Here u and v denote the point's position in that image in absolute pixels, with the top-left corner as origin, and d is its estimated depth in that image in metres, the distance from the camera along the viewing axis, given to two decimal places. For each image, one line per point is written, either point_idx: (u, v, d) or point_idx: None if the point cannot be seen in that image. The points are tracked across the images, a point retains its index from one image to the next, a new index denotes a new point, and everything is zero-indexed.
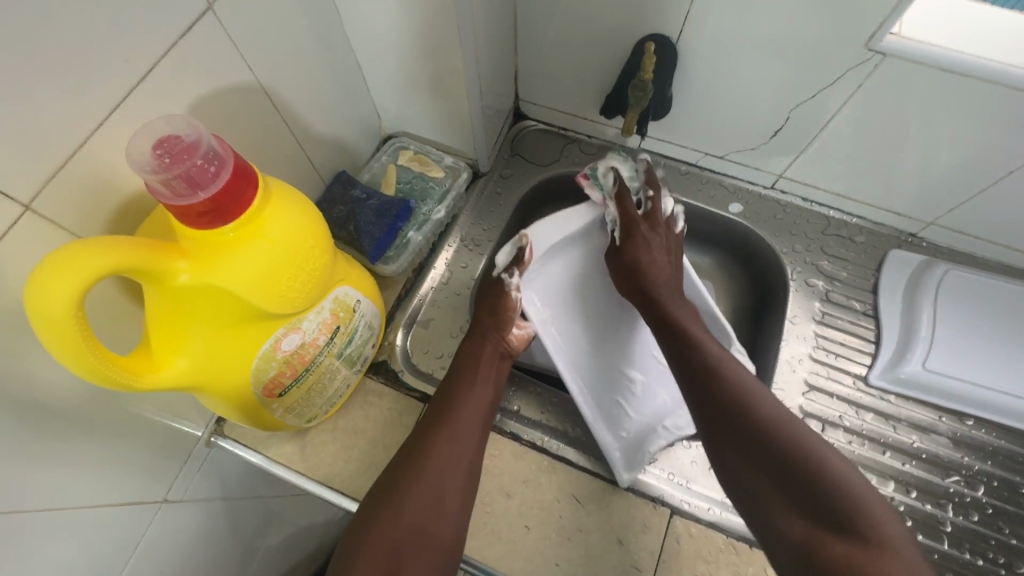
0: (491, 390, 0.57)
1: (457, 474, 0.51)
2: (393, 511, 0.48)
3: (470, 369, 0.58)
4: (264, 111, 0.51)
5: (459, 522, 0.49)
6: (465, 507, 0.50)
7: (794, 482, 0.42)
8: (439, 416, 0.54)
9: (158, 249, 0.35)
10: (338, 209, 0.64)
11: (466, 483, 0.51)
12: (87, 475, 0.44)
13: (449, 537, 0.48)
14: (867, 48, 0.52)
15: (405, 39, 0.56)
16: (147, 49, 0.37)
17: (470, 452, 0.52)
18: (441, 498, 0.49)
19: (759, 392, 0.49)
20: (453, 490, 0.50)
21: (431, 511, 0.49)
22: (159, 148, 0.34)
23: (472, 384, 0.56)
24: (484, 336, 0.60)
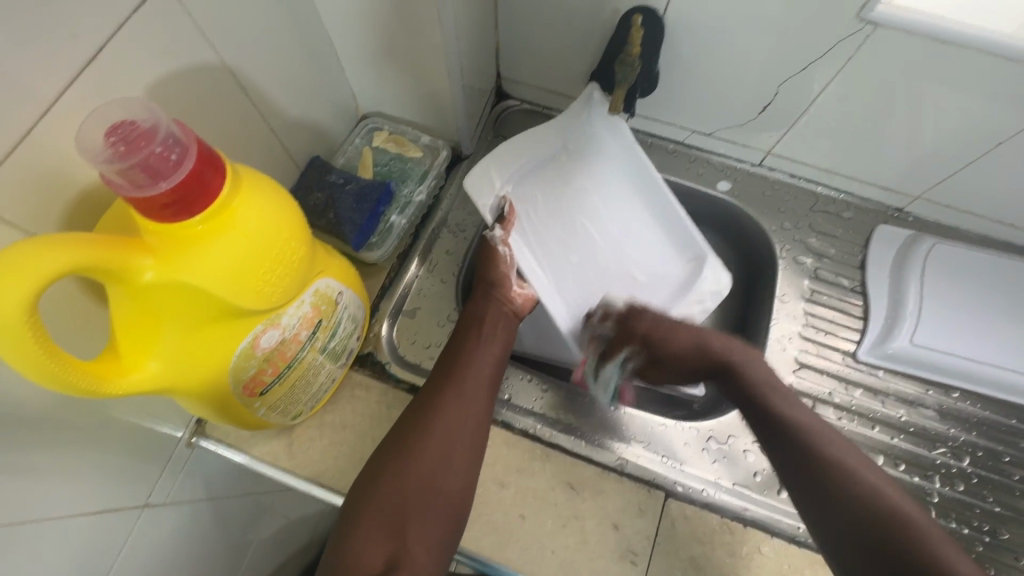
0: (498, 348, 0.56)
1: (464, 433, 0.50)
2: (400, 468, 0.47)
3: (474, 327, 0.57)
4: (230, 94, 0.48)
5: (467, 481, 0.49)
6: (473, 467, 0.50)
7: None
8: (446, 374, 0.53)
9: (119, 245, 0.32)
10: (315, 195, 0.61)
11: (473, 443, 0.50)
12: (61, 484, 0.42)
13: (458, 493, 0.48)
14: (859, 19, 0.51)
15: (379, 15, 0.53)
16: (96, 26, 0.34)
17: (478, 413, 0.52)
18: (448, 456, 0.49)
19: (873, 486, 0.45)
20: (460, 448, 0.49)
21: (438, 468, 0.48)
22: (112, 135, 0.31)
23: (479, 340, 0.56)
24: (488, 293, 0.59)
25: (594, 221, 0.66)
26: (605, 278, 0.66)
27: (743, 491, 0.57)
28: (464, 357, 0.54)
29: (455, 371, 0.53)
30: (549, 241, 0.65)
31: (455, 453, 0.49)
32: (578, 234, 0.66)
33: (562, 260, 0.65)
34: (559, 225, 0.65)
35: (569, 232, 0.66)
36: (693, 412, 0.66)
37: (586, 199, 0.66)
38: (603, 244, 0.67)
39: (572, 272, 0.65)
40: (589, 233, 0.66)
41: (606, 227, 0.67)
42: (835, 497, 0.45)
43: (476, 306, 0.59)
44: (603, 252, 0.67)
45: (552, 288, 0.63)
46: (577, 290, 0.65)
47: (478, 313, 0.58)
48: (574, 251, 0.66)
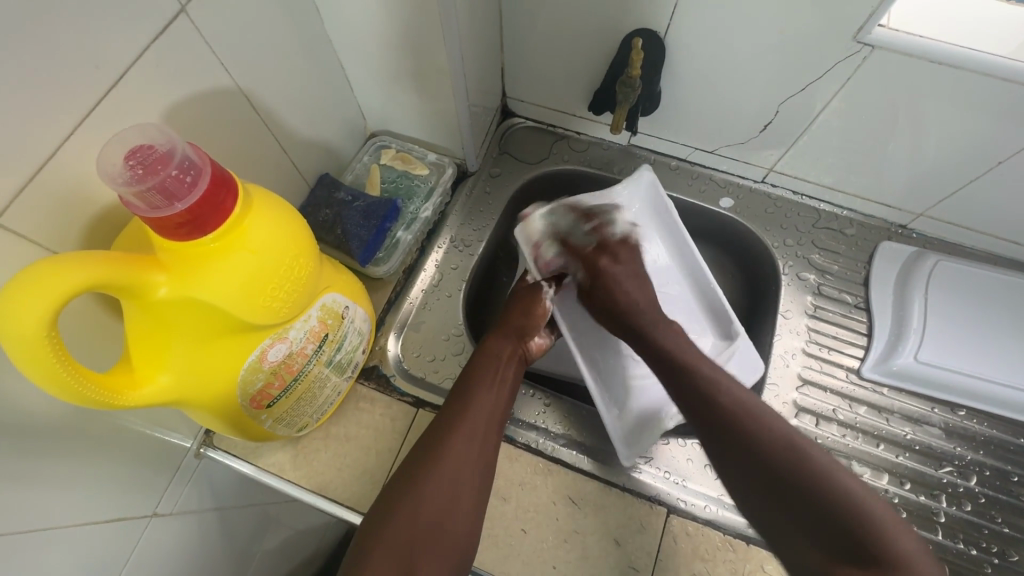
0: (505, 394, 0.55)
1: (472, 472, 0.50)
2: (409, 508, 0.47)
3: (490, 366, 0.56)
4: (243, 115, 0.49)
5: (474, 519, 0.49)
6: (479, 508, 0.50)
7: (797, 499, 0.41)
8: (456, 414, 0.52)
9: (134, 263, 0.34)
10: (324, 213, 0.62)
11: (479, 485, 0.50)
12: (72, 493, 0.43)
13: (463, 535, 0.48)
14: (856, 41, 0.51)
15: (387, 37, 0.55)
16: (117, 55, 0.36)
17: (488, 453, 0.51)
18: (455, 497, 0.48)
19: (742, 400, 0.47)
20: (468, 488, 0.49)
21: (446, 510, 0.48)
22: (131, 159, 0.32)
23: (494, 383, 0.55)
24: (507, 336, 0.59)
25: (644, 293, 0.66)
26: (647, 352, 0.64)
27: None
28: (477, 398, 0.53)
29: (469, 412, 0.52)
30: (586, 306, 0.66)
31: (464, 492, 0.49)
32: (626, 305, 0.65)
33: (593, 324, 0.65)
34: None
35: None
36: None
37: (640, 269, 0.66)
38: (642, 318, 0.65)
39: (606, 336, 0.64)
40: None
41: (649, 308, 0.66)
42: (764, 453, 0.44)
43: (491, 346, 0.58)
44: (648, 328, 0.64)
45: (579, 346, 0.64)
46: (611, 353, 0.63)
47: (494, 354, 0.58)
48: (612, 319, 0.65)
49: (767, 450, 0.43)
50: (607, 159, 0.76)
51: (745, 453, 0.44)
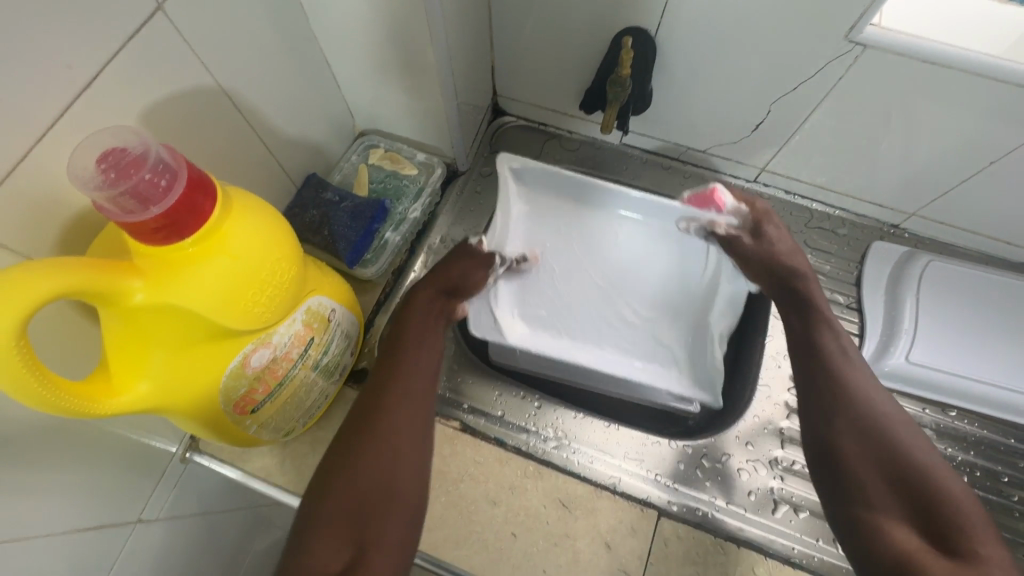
0: (433, 349, 0.53)
1: (411, 427, 0.47)
2: (345, 476, 0.44)
3: (418, 324, 0.55)
4: (226, 115, 0.49)
5: (422, 477, 0.45)
6: (425, 467, 0.46)
7: (905, 481, 0.43)
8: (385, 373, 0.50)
9: (110, 269, 0.33)
10: (311, 213, 0.61)
11: (417, 441, 0.46)
12: (55, 501, 0.42)
13: (411, 492, 0.44)
14: (848, 40, 0.51)
15: (374, 36, 0.54)
16: (92, 55, 0.35)
17: (424, 407, 0.49)
18: (396, 454, 0.45)
19: (867, 394, 0.49)
20: (408, 446, 0.46)
21: (388, 467, 0.44)
22: (103, 162, 0.31)
23: (418, 341, 0.53)
24: (431, 294, 0.57)
25: (590, 256, 0.68)
26: (631, 309, 0.66)
27: (737, 511, 0.56)
28: (406, 356, 0.52)
29: (395, 370, 0.50)
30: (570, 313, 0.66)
31: (403, 450, 0.45)
32: (583, 266, 0.68)
33: (584, 322, 0.66)
34: (562, 277, 0.67)
35: (572, 272, 0.68)
36: (688, 429, 0.64)
37: (601, 248, 0.68)
38: (617, 274, 0.68)
39: (608, 306, 0.66)
40: (590, 265, 0.68)
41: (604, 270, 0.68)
42: (846, 422, 0.47)
43: (416, 304, 0.56)
44: (629, 267, 0.68)
45: (585, 343, 0.64)
46: (620, 331, 0.66)
47: (420, 309, 0.56)
48: (602, 297, 0.67)
49: (886, 439, 0.46)
50: (599, 159, 0.75)
51: (834, 427, 0.48)
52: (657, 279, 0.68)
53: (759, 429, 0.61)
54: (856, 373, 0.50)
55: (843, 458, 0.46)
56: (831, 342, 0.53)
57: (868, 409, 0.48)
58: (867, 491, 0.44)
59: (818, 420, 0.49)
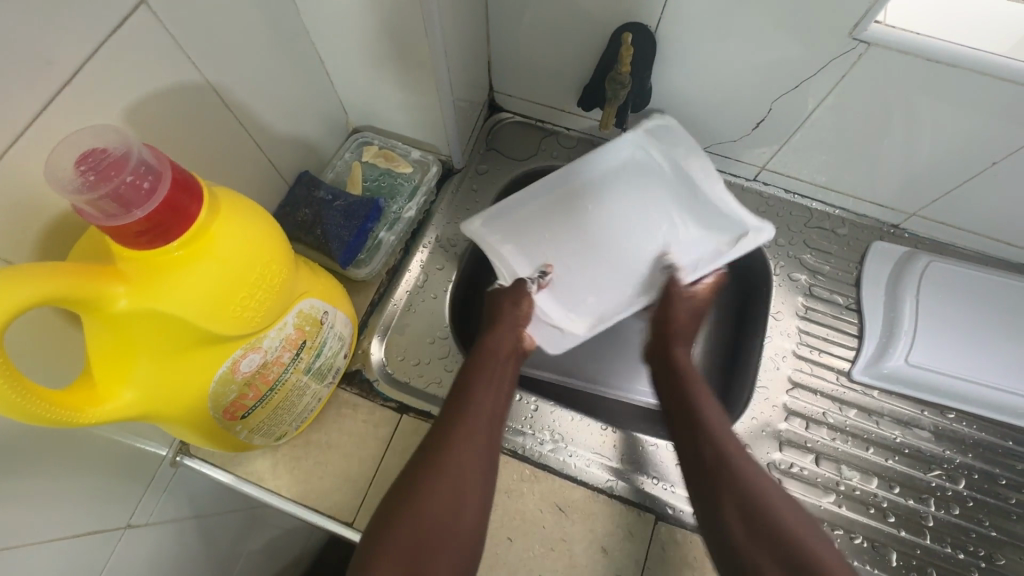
0: (500, 391, 0.55)
1: (477, 467, 0.47)
2: (414, 509, 0.43)
3: (490, 364, 0.56)
4: (214, 112, 0.47)
5: (480, 515, 0.46)
6: (485, 507, 0.47)
7: (767, 538, 0.41)
8: (455, 409, 0.51)
9: (91, 274, 0.32)
10: (303, 212, 0.60)
11: (481, 483, 0.47)
12: (42, 508, 0.41)
13: (470, 529, 0.44)
14: (852, 37, 0.50)
15: (367, 30, 0.53)
16: (72, 51, 0.34)
17: (491, 446, 0.50)
18: (460, 492, 0.45)
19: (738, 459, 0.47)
20: (473, 486, 0.46)
21: (452, 503, 0.44)
22: (82, 164, 0.30)
23: (491, 384, 0.54)
24: (506, 330, 0.59)
25: (555, 235, 0.65)
26: (623, 240, 0.66)
27: None
28: (476, 393, 0.52)
29: (471, 410, 0.51)
30: (589, 272, 0.66)
31: (470, 489, 0.46)
32: (553, 242, 0.65)
33: (600, 272, 0.66)
34: (568, 253, 0.65)
35: (558, 253, 0.66)
36: None
37: (567, 224, 0.66)
38: (608, 212, 0.66)
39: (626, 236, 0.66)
40: (561, 229, 0.66)
41: (582, 230, 0.66)
42: (726, 489, 0.45)
43: (491, 343, 0.57)
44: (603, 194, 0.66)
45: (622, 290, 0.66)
46: (641, 257, 0.65)
47: (493, 350, 0.57)
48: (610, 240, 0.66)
49: (754, 500, 0.44)
50: None
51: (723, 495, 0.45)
52: (636, 188, 0.66)
53: (757, 431, 0.61)
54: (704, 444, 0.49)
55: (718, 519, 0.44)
56: (710, 410, 0.52)
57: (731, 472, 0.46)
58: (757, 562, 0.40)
59: (703, 487, 0.47)
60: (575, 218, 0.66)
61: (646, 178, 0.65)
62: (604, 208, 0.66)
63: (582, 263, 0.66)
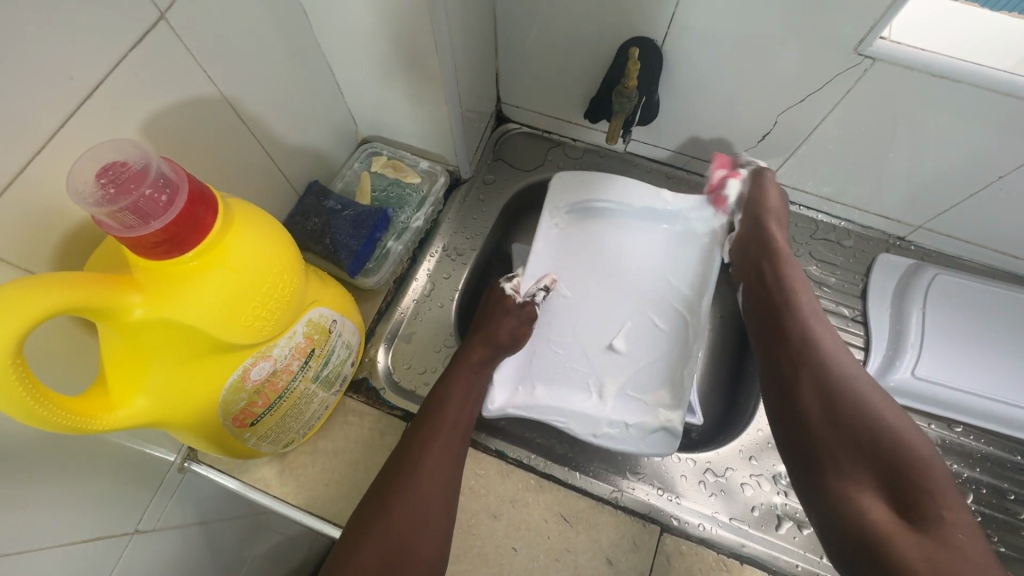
0: (472, 405, 0.54)
1: (443, 487, 0.48)
2: (382, 525, 0.44)
3: (461, 374, 0.55)
4: (228, 122, 0.48)
5: (443, 539, 0.46)
6: (448, 529, 0.47)
7: (846, 425, 0.45)
8: (424, 418, 0.51)
9: (108, 284, 0.32)
10: (313, 221, 0.61)
11: (446, 509, 0.47)
12: (52, 515, 0.41)
13: (431, 554, 0.45)
14: (858, 53, 0.50)
15: (378, 44, 0.54)
16: (92, 67, 0.35)
17: (454, 463, 0.50)
18: (430, 516, 0.46)
19: (876, 405, 0.45)
20: (437, 510, 0.47)
21: (415, 527, 0.45)
22: (103, 177, 0.31)
23: (466, 397, 0.54)
24: (483, 343, 0.58)
25: (558, 338, 0.63)
26: (615, 292, 0.64)
27: (740, 526, 0.55)
28: (447, 407, 0.52)
29: (438, 426, 0.50)
30: (591, 321, 0.63)
31: (432, 511, 0.46)
32: (566, 345, 0.62)
33: (610, 319, 0.63)
34: (571, 317, 0.63)
35: (567, 347, 0.62)
36: (691, 442, 0.64)
37: (558, 300, 0.64)
38: (597, 272, 0.65)
39: (600, 271, 0.65)
40: (561, 315, 0.64)
41: (577, 293, 0.64)
42: (811, 385, 0.48)
43: (471, 356, 0.57)
44: (577, 242, 0.66)
45: (643, 339, 0.62)
46: (644, 283, 0.64)
47: (471, 361, 0.56)
48: (597, 278, 0.65)
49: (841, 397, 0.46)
50: (603, 168, 0.75)
51: (808, 388, 0.48)
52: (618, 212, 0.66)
53: (763, 443, 0.60)
54: (842, 383, 0.47)
55: (798, 406, 0.48)
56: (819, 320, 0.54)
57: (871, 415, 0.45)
58: (832, 458, 0.44)
59: (790, 386, 0.50)
60: (571, 287, 0.64)
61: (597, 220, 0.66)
62: (588, 275, 0.65)
63: (597, 322, 0.63)
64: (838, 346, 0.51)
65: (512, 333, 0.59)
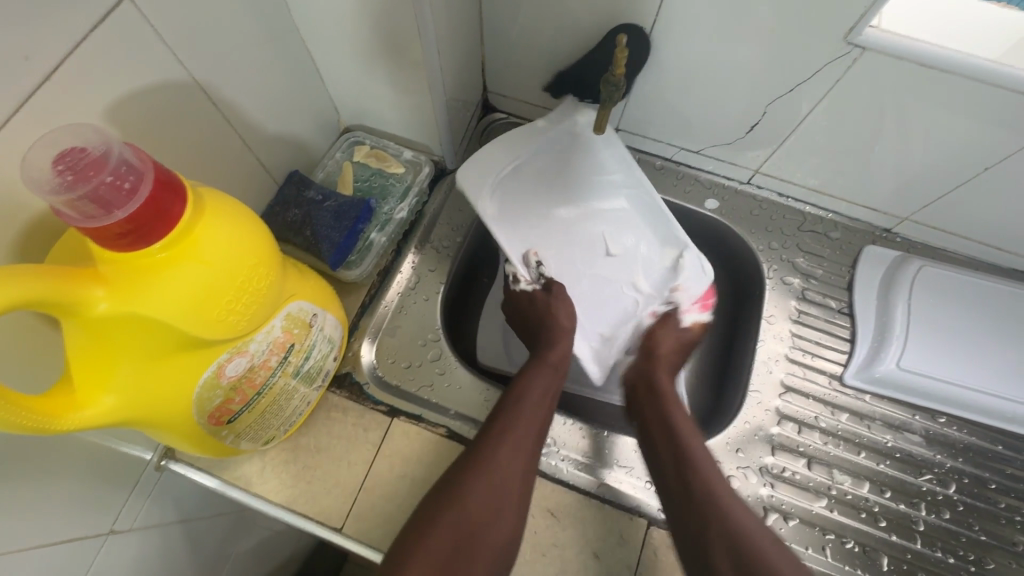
0: (548, 401, 0.55)
1: (516, 483, 0.49)
2: (455, 513, 0.46)
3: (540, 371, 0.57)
4: (200, 109, 0.46)
5: (511, 533, 0.47)
6: (518, 525, 0.48)
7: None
8: (505, 411, 0.53)
9: (69, 276, 0.31)
10: (292, 212, 0.59)
11: (519, 502, 0.49)
12: (22, 518, 0.40)
13: (498, 547, 0.46)
14: (847, 42, 0.50)
15: (358, 28, 0.52)
16: (49, 48, 0.33)
17: (530, 456, 0.51)
18: (499, 509, 0.47)
19: (752, 528, 0.47)
20: (509, 505, 0.48)
21: (487, 518, 0.46)
22: (60, 163, 0.29)
23: (543, 395, 0.55)
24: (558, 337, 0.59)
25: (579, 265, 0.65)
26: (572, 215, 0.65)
27: None
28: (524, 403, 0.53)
29: (517, 420, 0.52)
30: (580, 241, 0.65)
31: (504, 506, 0.47)
32: (584, 280, 0.65)
33: (591, 231, 0.65)
34: (577, 249, 0.65)
35: (589, 275, 0.66)
36: None
37: (563, 259, 0.65)
38: (560, 214, 0.65)
39: (551, 209, 0.64)
40: (562, 265, 0.65)
41: (566, 232, 0.65)
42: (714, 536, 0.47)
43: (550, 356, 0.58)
44: (512, 206, 0.63)
45: (628, 225, 0.65)
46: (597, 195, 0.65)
47: (551, 361, 0.58)
48: (582, 200, 0.65)
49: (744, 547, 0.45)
50: None
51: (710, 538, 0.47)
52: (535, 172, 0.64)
53: (750, 434, 0.61)
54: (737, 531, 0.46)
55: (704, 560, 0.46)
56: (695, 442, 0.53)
57: (744, 541, 0.46)
58: None
59: (693, 534, 0.48)
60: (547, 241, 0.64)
61: (518, 188, 0.63)
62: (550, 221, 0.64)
63: (590, 236, 0.65)
64: (723, 480, 0.51)
65: (569, 315, 0.61)
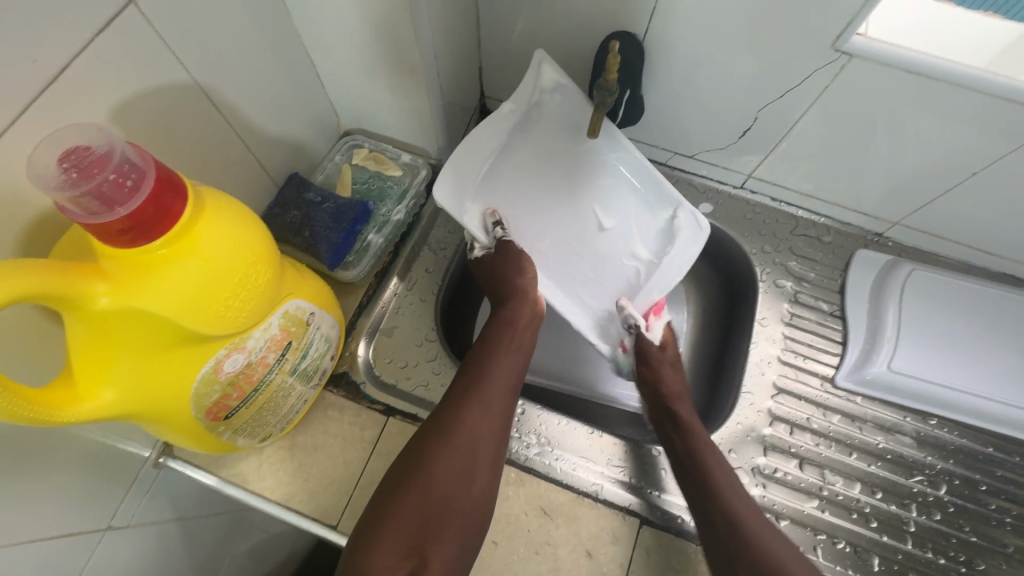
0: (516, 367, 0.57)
1: (484, 445, 0.50)
2: (423, 479, 0.47)
3: (507, 334, 0.58)
4: (202, 111, 0.47)
5: (484, 494, 0.49)
6: (490, 485, 0.49)
7: None
8: (470, 376, 0.54)
9: (71, 271, 0.32)
10: (292, 213, 0.60)
11: (487, 464, 0.50)
12: (21, 509, 0.40)
13: (468, 508, 0.47)
14: (835, 49, 0.51)
15: (357, 34, 0.53)
16: (57, 50, 0.34)
17: (496, 420, 0.52)
18: (467, 473, 0.48)
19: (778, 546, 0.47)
20: (478, 469, 0.49)
21: (457, 483, 0.47)
22: (65, 161, 0.30)
23: (508, 361, 0.56)
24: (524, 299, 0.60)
25: (572, 241, 0.65)
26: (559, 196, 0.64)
27: None
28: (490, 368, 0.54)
29: (482, 386, 0.53)
30: (572, 222, 0.65)
31: (473, 469, 0.49)
32: (584, 257, 0.65)
33: (579, 211, 0.65)
34: (574, 228, 0.65)
35: (589, 248, 0.65)
36: None
37: (562, 241, 0.65)
38: (547, 201, 0.65)
39: (536, 198, 0.64)
40: (560, 247, 0.65)
41: (558, 216, 0.65)
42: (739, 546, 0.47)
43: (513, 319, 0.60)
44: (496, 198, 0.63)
45: (615, 198, 0.64)
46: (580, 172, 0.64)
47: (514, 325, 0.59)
48: (565, 186, 0.64)
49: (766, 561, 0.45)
50: None
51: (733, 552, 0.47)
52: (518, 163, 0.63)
53: (742, 435, 0.61)
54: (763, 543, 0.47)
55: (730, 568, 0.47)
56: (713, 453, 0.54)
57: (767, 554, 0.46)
58: None
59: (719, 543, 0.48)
60: (537, 229, 0.65)
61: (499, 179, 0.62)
62: (537, 211, 0.65)
63: (581, 214, 0.65)
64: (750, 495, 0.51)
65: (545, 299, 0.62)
